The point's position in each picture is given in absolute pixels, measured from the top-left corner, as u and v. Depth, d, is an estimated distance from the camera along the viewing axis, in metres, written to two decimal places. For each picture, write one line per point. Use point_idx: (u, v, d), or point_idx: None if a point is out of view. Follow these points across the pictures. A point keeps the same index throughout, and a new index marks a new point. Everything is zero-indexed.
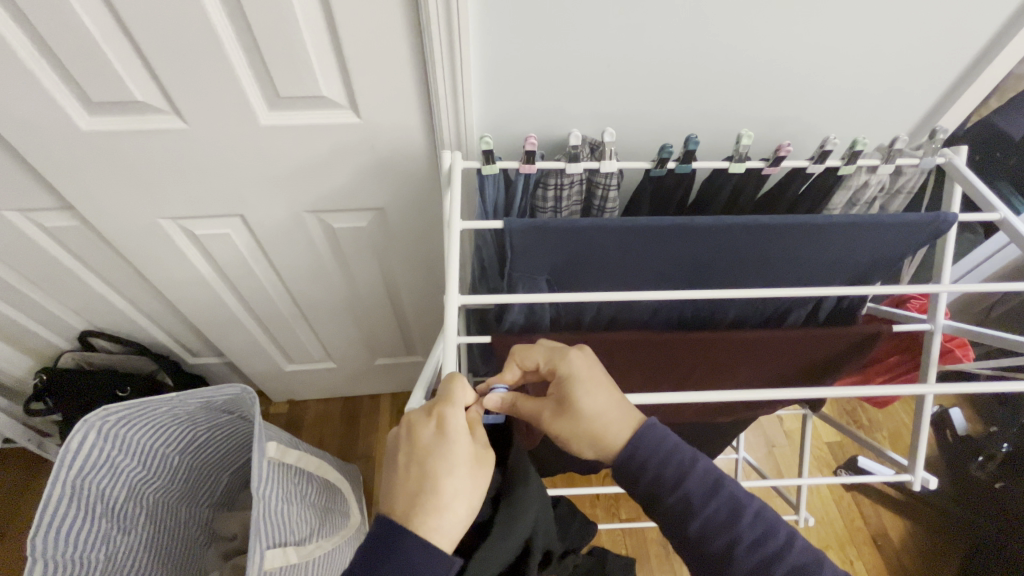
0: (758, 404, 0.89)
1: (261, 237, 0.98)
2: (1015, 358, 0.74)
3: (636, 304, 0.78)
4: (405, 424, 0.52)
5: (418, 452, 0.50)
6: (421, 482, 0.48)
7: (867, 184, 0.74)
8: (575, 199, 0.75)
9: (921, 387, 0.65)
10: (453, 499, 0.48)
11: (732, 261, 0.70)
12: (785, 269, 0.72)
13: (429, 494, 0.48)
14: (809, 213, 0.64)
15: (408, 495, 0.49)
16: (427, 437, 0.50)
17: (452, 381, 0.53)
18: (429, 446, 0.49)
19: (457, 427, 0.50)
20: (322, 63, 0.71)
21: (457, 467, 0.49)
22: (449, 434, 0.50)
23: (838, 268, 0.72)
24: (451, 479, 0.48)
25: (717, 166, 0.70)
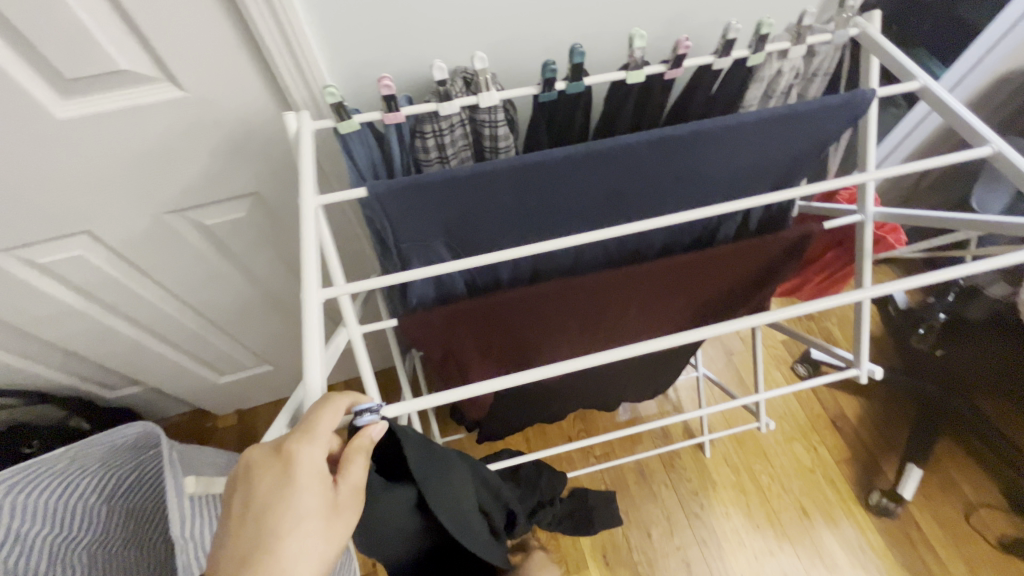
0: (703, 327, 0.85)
1: (123, 251, 0.84)
2: (948, 236, 0.70)
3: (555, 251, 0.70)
4: (248, 459, 0.41)
5: (258, 497, 0.40)
6: (257, 537, 0.39)
7: (780, 72, 0.66)
8: (461, 143, 0.64)
9: (852, 294, 0.59)
10: (295, 560, 0.39)
11: (644, 188, 0.62)
12: (702, 185, 0.65)
13: (263, 552, 0.38)
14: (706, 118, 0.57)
15: (240, 550, 0.39)
16: (270, 483, 0.40)
17: (324, 410, 0.42)
18: (270, 496, 0.39)
19: (310, 469, 0.40)
20: (107, 30, 0.55)
21: (305, 518, 0.39)
22: (296, 476, 0.40)
23: (757, 172, 0.65)
24: (294, 538, 0.39)
25: (614, 79, 0.61)
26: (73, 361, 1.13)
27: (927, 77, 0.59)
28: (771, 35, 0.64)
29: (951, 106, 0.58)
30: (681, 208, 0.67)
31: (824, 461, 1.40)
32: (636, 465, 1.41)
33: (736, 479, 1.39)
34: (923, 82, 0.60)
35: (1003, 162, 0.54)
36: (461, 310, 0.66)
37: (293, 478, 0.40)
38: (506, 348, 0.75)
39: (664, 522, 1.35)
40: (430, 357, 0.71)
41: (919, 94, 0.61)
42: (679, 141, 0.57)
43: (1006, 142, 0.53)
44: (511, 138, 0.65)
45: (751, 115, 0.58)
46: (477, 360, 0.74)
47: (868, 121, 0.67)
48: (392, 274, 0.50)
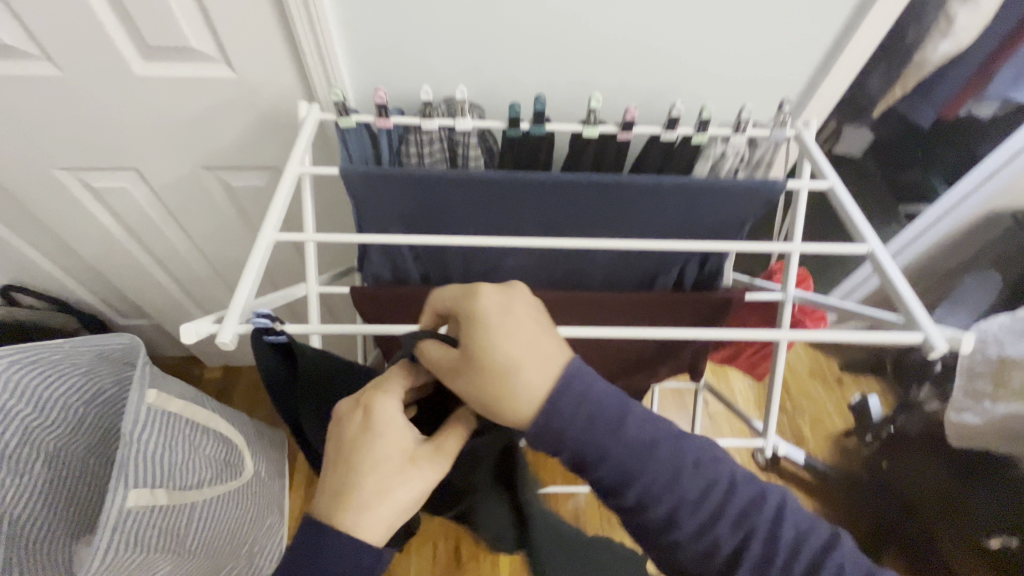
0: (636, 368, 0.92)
1: (160, 191, 0.99)
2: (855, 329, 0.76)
3: (501, 263, 0.80)
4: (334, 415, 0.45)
5: (343, 447, 0.44)
6: (347, 481, 0.43)
7: (725, 154, 0.76)
8: (440, 156, 0.76)
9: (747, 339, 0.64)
10: (387, 502, 0.42)
11: (579, 222, 0.73)
12: (634, 233, 0.74)
13: (354, 489, 0.42)
14: (636, 175, 0.68)
15: (333, 492, 0.43)
16: (354, 429, 0.44)
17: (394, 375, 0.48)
18: (357, 440, 0.44)
19: (389, 416, 0.44)
20: (188, 17, 0.72)
21: (386, 462, 0.43)
22: (371, 423, 0.44)
23: (686, 233, 0.74)
24: (377, 477, 0.43)
25: (572, 130, 0.72)
26: (99, 283, 1.29)
27: (837, 180, 0.66)
28: (717, 121, 0.74)
29: (846, 204, 0.64)
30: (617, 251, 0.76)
31: None
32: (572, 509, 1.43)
33: None
34: (834, 183, 0.67)
35: (875, 260, 0.60)
36: (406, 294, 0.75)
37: (372, 424, 0.44)
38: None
39: None
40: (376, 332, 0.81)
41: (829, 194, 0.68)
42: (609, 188, 0.68)
43: (877, 241, 0.59)
44: (482, 160, 0.77)
45: (675, 181, 0.68)
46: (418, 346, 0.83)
47: (795, 212, 0.74)
48: (340, 239, 0.61)
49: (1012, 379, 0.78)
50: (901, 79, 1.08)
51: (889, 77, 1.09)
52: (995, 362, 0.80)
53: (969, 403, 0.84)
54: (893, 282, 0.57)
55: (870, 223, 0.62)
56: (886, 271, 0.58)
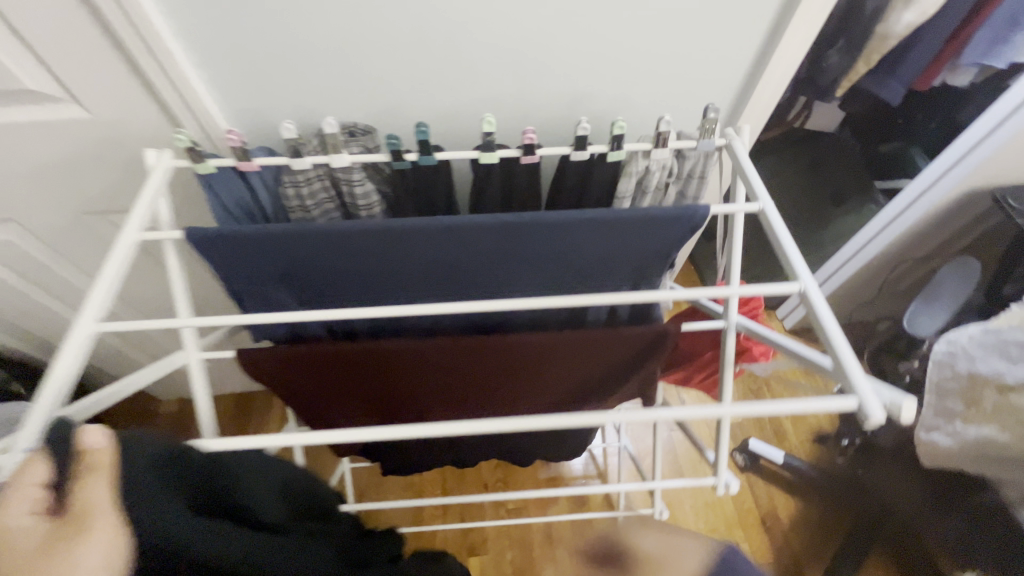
0: (577, 402, 0.84)
1: (50, 239, 0.90)
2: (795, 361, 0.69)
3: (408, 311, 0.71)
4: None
5: None
6: None
7: (649, 171, 0.66)
8: (325, 196, 0.67)
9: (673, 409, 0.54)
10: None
11: (479, 269, 0.63)
12: (545, 275, 0.65)
13: None
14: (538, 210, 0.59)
15: None
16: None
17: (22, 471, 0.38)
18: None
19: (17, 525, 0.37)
20: (12, 55, 0.62)
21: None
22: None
23: (606, 270, 0.65)
24: None
25: (467, 157, 0.63)
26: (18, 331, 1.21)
27: (768, 201, 0.57)
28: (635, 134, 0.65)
29: (777, 230, 0.55)
30: (536, 293, 0.68)
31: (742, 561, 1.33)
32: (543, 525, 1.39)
33: None
34: (765, 203, 0.58)
35: (809, 302, 0.51)
36: (300, 353, 0.68)
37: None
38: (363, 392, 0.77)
39: None
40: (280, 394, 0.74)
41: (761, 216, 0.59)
42: (508, 229, 0.58)
43: (808, 279, 0.50)
44: (374, 197, 0.68)
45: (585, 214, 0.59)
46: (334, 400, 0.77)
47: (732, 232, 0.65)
48: (188, 320, 0.52)
49: (984, 398, 0.70)
50: (862, 58, 0.98)
51: (847, 54, 0.99)
52: (964, 379, 0.72)
53: (940, 422, 0.76)
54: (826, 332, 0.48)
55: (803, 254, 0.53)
56: (819, 317, 0.49)
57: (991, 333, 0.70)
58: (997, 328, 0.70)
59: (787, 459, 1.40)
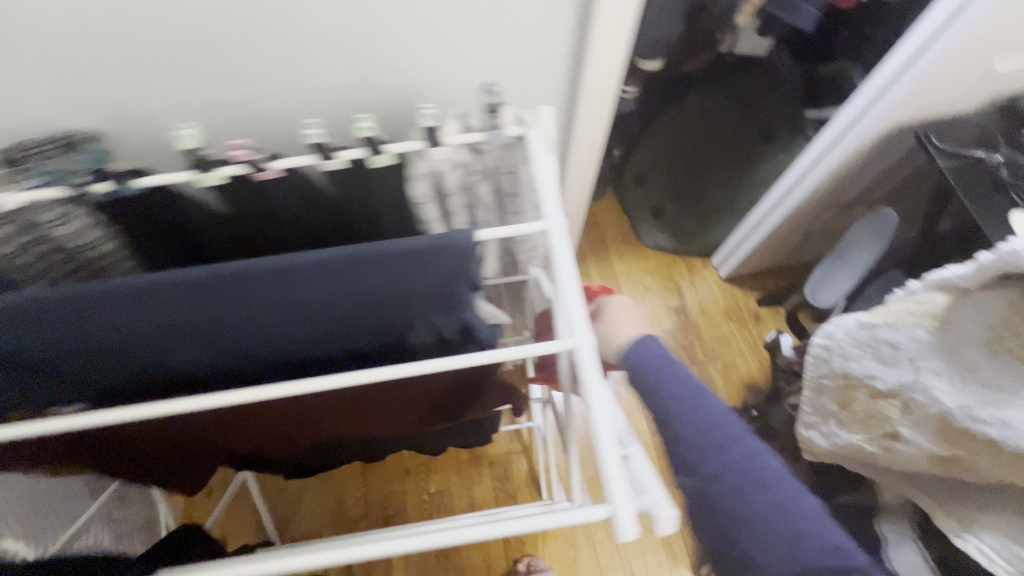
0: (434, 411, 0.79)
1: None
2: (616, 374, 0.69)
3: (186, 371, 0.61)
4: None
5: None
6: None
7: (436, 173, 0.54)
8: (38, 244, 0.55)
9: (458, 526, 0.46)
10: None
11: (243, 318, 0.55)
12: (327, 317, 0.57)
13: None
14: (279, 254, 0.51)
15: None
16: None
17: None
18: None
19: None
20: None
21: None
22: None
23: (399, 307, 0.57)
24: None
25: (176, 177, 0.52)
26: None
27: (554, 222, 0.45)
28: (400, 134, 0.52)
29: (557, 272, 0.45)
30: (326, 333, 0.60)
31: None
32: (467, 503, 1.38)
33: (571, 532, 1.32)
34: (552, 224, 0.47)
35: (579, 362, 0.43)
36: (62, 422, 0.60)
37: None
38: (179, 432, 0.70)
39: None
40: (75, 456, 0.67)
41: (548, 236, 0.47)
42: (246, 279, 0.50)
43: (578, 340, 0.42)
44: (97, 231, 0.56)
45: (342, 250, 0.52)
46: (150, 440, 0.70)
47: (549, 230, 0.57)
48: None
49: (856, 400, 0.64)
50: None
51: None
52: (839, 377, 0.65)
53: (816, 420, 0.70)
54: (589, 407, 0.41)
55: (583, 302, 0.44)
56: (584, 381, 0.42)
57: (866, 327, 0.61)
58: (873, 322, 0.60)
59: None
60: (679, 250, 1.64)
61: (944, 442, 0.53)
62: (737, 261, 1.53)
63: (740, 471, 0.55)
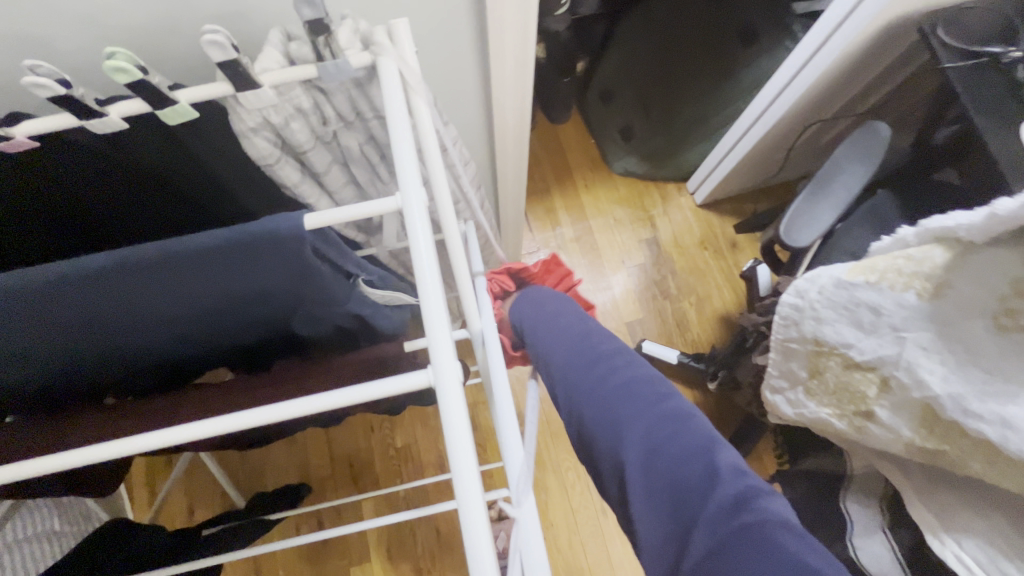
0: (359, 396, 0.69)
1: None
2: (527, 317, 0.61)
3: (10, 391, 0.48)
4: None
5: None
6: None
7: (276, 125, 0.42)
8: None
9: None
10: None
11: (45, 335, 0.41)
12: (168, 319, 0.44)
13: None
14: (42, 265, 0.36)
15: None
16: None
17: None
18: None
19: None
20: None
21: None
22: None
23: (259, 302, 0.44)
24: None
25: None
26: None
27: (407, 194, 0.35)
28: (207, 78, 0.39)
29: (416, 285, 0.35)
30: (179, 334, 0.47)
31: None
32: (435, 457, 1.34)
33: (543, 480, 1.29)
34: (405, 198, 0.35)
35: (441, 386, 0.33)
36: None
37: None
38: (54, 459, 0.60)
39: (457, 524, 1.29)
40: None
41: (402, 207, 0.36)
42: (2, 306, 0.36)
43: (436, 376, 0.33)
44: None
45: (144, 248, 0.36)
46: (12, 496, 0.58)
47: (431, 181, 0.46)
48: None
49: (827, 368, 0.58)
50: None
51: None
52: (810, 342, 0.59)
53: (784, 385, 0.65)
54: (450, 443, 0.32)
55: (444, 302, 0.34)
56: (447, 427, 0.33)
57: (843, 287, 0.55)
58: (851, 281, 0.54)
59: (681, 358, 1.31)
60: (650, 174, 1.49)
61: (922, 426, 0.49)
62: (711, 184, 1.40)
63: (622, 398, 0.39)
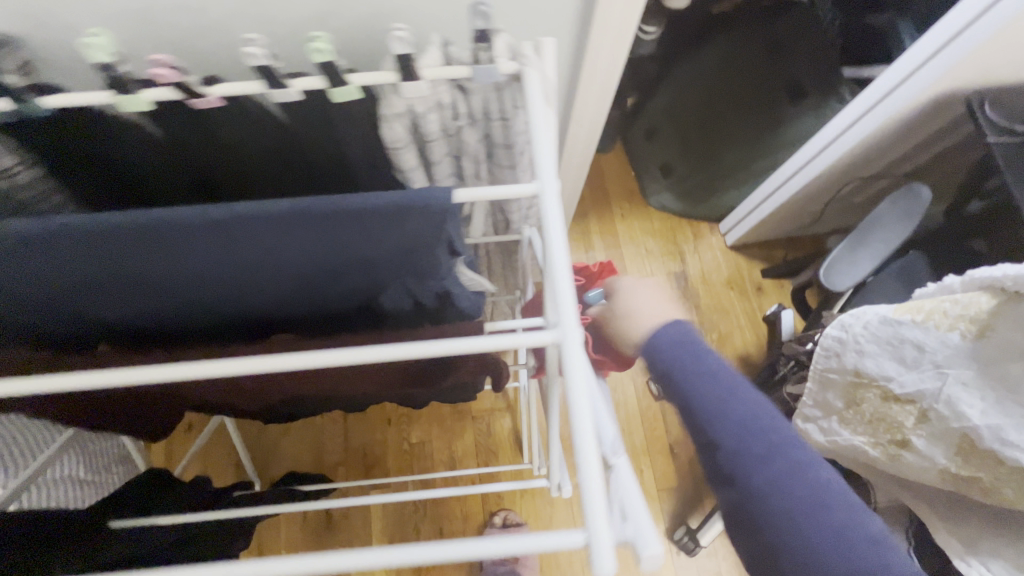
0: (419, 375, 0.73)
1: None
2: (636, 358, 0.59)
3: (132, 320, 0.54)
4: None
5: None
6: None
7: (417, 112, 0.49)
8: None
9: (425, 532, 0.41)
10: None
11: (190, 270, 0.47)
12: (289, 274, 0.50)
13: None
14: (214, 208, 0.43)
15: None
16: None
17: None
18: None
19: None
20: None
21: None
22: None
23: (371, 269, 0.50)
24: None
25: (105, 99, 0.46)
26: None
27: (545, 182, 0.40)
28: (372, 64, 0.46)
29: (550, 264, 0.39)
30: (291, 289, 0.53)
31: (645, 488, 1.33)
32: (447, 459, 1.37)
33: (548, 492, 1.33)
34: (544, 186, 0.41)
35: (565, 356, 0.38)
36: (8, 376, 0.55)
37: None
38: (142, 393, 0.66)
39: (462, 526, 1.31)
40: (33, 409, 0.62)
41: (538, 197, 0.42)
42: (155, 237, 0.42)
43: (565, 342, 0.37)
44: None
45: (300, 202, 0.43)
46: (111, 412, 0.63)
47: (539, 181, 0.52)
48: None
49: (865, 399, 0.62)
50: None
51: None
52: (849, 372, 0.64)
53: (817, 414, 0.70)
54: (571, 404, 0.37)
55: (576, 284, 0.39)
56: (568, 381, 0.38)
57: (888, 323, 0.59)
58: (897, 319, 0.59)
59: None
60: (685, 212, 1.56)
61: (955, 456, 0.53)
62: (743, 228, 1.46)
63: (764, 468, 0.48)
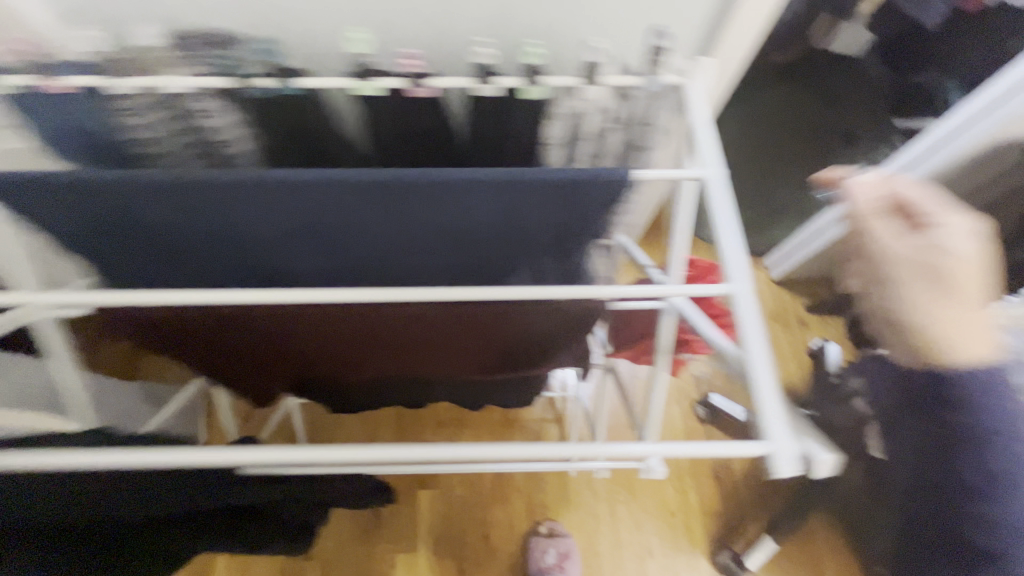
0: (514, 364, 0.75)
1: None
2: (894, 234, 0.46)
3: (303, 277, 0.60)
4: None
5: None
6: None
7: (582, 112, 0.58)
8: (173, 130, 0.58)
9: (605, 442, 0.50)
10: None
11: (384, 227, 0.54)
12: (460, 239, 0.56)
13: None
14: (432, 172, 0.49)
15: None
16: None
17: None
18: None
19: None
20: None
21: None
22: None
23: (532, 238, 0.57)
24: None
25: (335, 85, 0.55)
26: None
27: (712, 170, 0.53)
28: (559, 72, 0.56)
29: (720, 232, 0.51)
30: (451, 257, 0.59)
31: (689, 510, 1.34)
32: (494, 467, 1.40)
33: (593, 505, 1.35)
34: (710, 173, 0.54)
35: (736, 305, 0.49)
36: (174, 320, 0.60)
37: None
38: (266, 354, 0.69)
39: (508, 531, 1.33)
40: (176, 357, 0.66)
41: (703, 183, 0.54)
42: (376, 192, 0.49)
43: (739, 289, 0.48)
44: (241, 131, 0.57)
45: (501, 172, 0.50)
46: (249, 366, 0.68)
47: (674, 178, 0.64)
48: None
49: None
50: None
51: None
52: None
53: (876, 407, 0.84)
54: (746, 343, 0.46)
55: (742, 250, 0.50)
56: (740, 324, 0.48)
57: None
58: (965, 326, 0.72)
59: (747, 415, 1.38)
60: None
61: None
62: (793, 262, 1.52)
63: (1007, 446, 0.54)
